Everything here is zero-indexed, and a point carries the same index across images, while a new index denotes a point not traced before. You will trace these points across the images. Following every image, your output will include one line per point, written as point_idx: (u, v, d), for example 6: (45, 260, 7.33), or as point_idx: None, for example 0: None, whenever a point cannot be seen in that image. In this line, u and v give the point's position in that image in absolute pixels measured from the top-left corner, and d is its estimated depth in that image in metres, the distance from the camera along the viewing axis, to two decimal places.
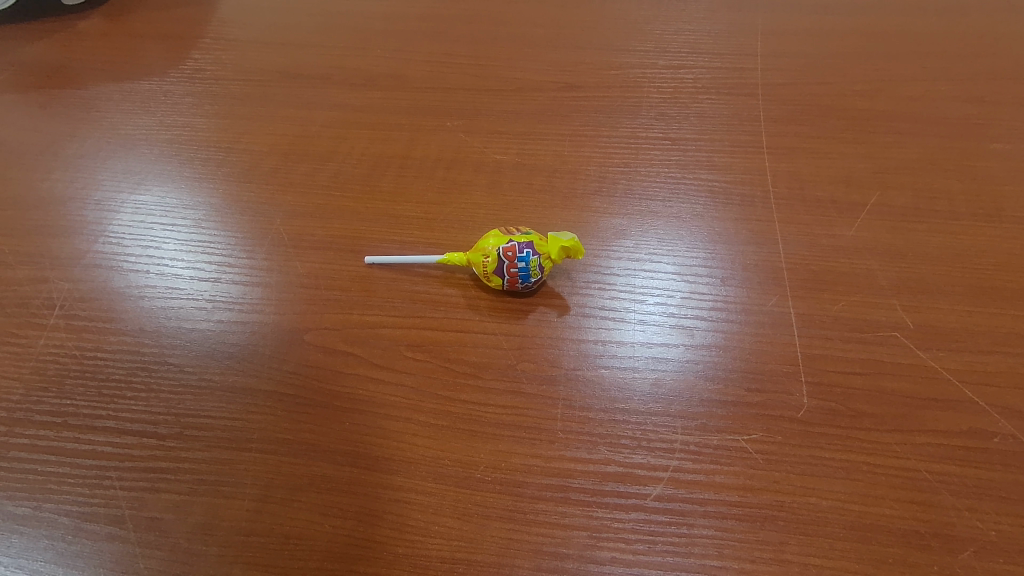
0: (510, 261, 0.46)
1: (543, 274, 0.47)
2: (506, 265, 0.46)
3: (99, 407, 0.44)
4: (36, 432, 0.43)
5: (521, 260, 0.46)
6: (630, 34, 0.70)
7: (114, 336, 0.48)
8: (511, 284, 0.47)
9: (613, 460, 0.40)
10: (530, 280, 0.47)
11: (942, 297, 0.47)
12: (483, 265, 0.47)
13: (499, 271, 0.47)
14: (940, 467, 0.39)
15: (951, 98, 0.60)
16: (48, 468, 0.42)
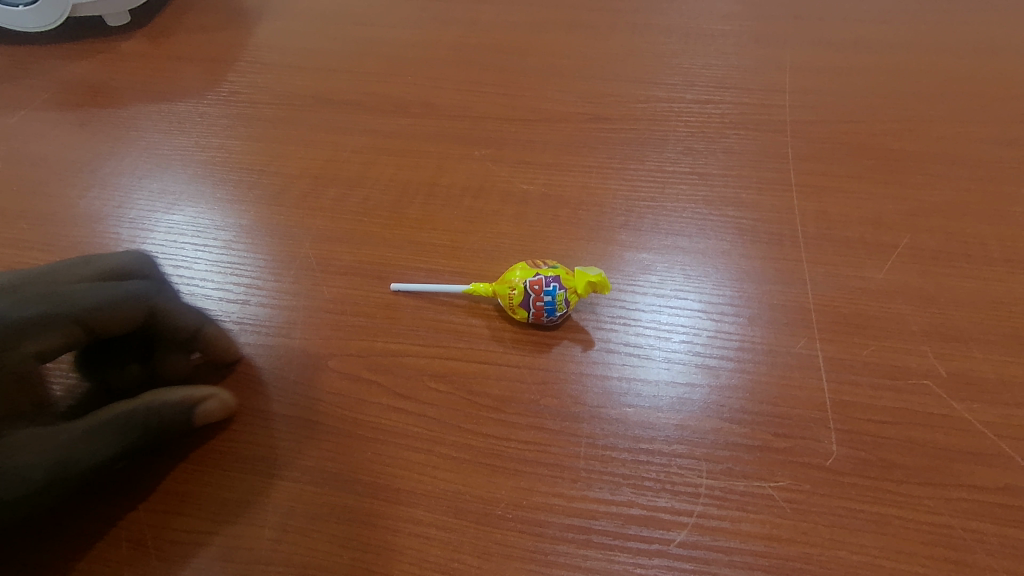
0: (536, 294, 0.46)
1: (568, 308, 0.47)
2: (532, 298, 0.46)
3: None
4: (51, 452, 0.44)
5: (547, 292, 0.46)
6: (657, 67, 0.70)
7: None
8: (535, 316, 0.47)
9: (635, 503, 0.40)
10: (555, 314, 0.47)
11: (976, 345, 0.46)
12: (508, 296, 0.47)
13: (525, 303, 0.47)
14: (976, 525, 0.38)
15: (984, 141, 0.59)
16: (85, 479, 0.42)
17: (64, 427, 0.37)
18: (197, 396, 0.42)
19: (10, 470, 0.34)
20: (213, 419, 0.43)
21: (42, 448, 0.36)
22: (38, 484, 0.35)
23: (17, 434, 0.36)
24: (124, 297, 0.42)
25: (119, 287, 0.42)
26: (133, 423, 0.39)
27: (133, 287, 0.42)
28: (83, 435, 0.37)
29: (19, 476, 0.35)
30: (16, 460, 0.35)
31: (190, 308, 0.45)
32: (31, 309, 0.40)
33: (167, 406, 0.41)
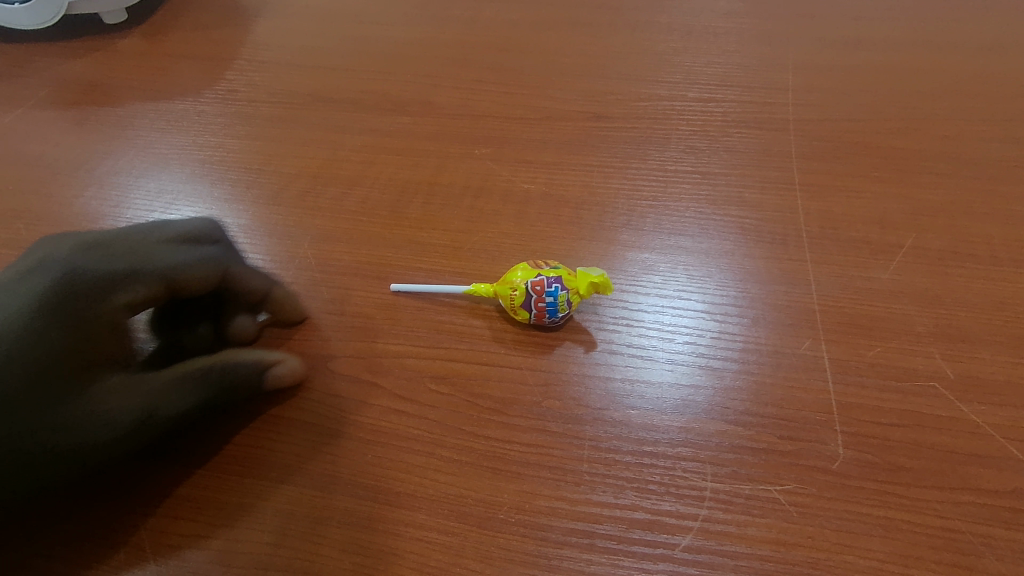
0: (538, 295, 0.46)
1: (571, 309, 0.46)
2: (534, 299, 0.46)
3: None
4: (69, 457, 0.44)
5: (549, 294, 0.46)
6: (658, 66, 0.70)
7: None
8: (537, 318, 0.46)
9: (639, 507, 0.39)
10: (557, 315, 0.46)
11: (983, 347, 0.45)
12: (510, 298, 0.47)
13: (526, 304, 0.46)
14: (984, 529, 0.37)
15: (989, 139, 0.59)
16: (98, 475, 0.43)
17: (150, 379, 0.39)
18: (270, 361, 0.44)
19: (103, 416, 0.37)
20: (282, 384, 0.44)
21: (133, 398, 0.38)
22: (127, 433, 0.37)
23: (111, 381, 0.38)
24: (204, 261, 0.43)
25: (199, 250, 0.43)
26: (211, 382, 0.40)
27: (212, 252, 0.44)
28: (168, 389, 0.39)
29: (111, 422, 0.37)
30: (108, 405, 0.37)
31: (261, 274, 0.47)
32: (117, 262, 0.41)
33: (242, 368, 0.42)
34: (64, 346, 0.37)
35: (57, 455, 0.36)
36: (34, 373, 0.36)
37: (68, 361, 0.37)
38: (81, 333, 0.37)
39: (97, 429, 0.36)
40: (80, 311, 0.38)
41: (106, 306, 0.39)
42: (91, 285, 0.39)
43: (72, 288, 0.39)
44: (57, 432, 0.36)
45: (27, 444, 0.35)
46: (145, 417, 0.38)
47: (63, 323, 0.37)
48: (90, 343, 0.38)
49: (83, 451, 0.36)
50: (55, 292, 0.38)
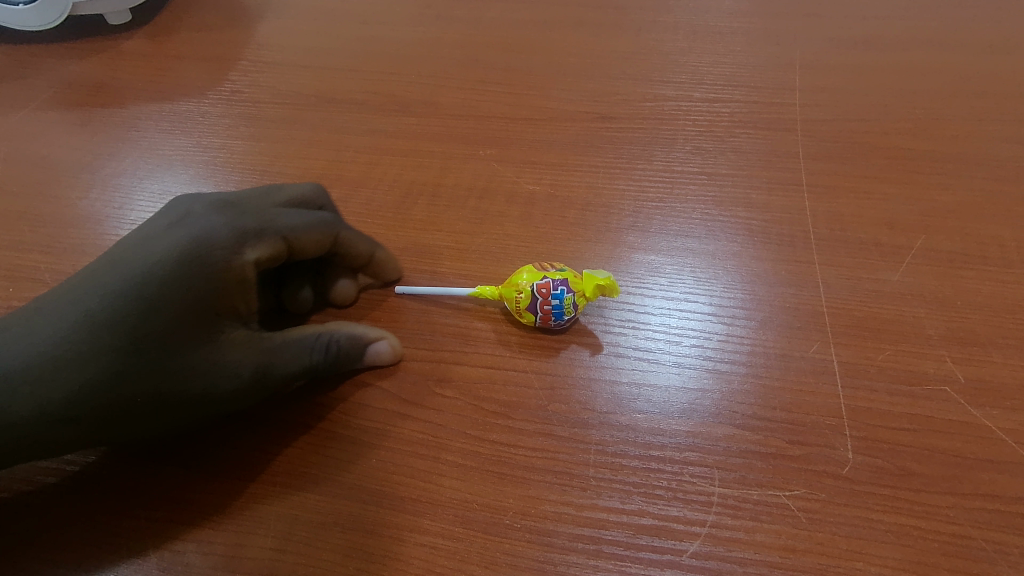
0: (544, 297, 0.45)
1: (576, 311, 0.46)
2: (540, 302, 0.45)
3: None
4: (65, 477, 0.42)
5: (555, 296, 0.45)
6: (664, 66, 0.69)
7: None
8: (543, 320, 0.46)
9: (647, 512, 0.39)
10: (563, 318, 0.46)
11: (995, 350, 0.44)
12: (516, 301, 0.46)
13: (532, 307, 0.46)
14: (997, 536, 0.37)
15: (999, 139, 0.58)
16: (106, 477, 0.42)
17: (272, 337, 0.41)
18: (372, 337, 0.45)
19: (227, 366, 0.38)
20: (380, 361, 0.45)
21: (257, 352, 0.39)
22: (250, 385, 0.39)
23: (239, 333, 0.39)
24: (320, 226, 0.45)
25: (315, 215, 0.45)
26: (320, 348, 0.42)
27: (326, 218, 0.45)
28: (287, 347, 0.41)
29: (236, 372, 0.38)
30: (228, 357, 0.38)
31: (367, 241, 0.48)
32: (248, 218, 0.42)
33: (347, 339, 0.43)
34: (202, 295, 0.38)
35: (186, 398, 0.38)
36: (175, 317, 0.37)
37: (205, 310, 0.38)
38: (216, 285, 0.38)
39: (223, 378, 0.38)
40: (218, 263, 0.39)
41: (240, 260, 0.40)
42: (227, 239, 0.40)
43: (208, 237, 0.39)
44: (190, 375, 0.37)
45: (163, 383, 0.37)
46: (266, 371, 0.40)
47: (203, 273, 0.38)
48: (225, 295, 0.39)
49: (209, 398, 0.38)
50: (195, 241, 0.39)
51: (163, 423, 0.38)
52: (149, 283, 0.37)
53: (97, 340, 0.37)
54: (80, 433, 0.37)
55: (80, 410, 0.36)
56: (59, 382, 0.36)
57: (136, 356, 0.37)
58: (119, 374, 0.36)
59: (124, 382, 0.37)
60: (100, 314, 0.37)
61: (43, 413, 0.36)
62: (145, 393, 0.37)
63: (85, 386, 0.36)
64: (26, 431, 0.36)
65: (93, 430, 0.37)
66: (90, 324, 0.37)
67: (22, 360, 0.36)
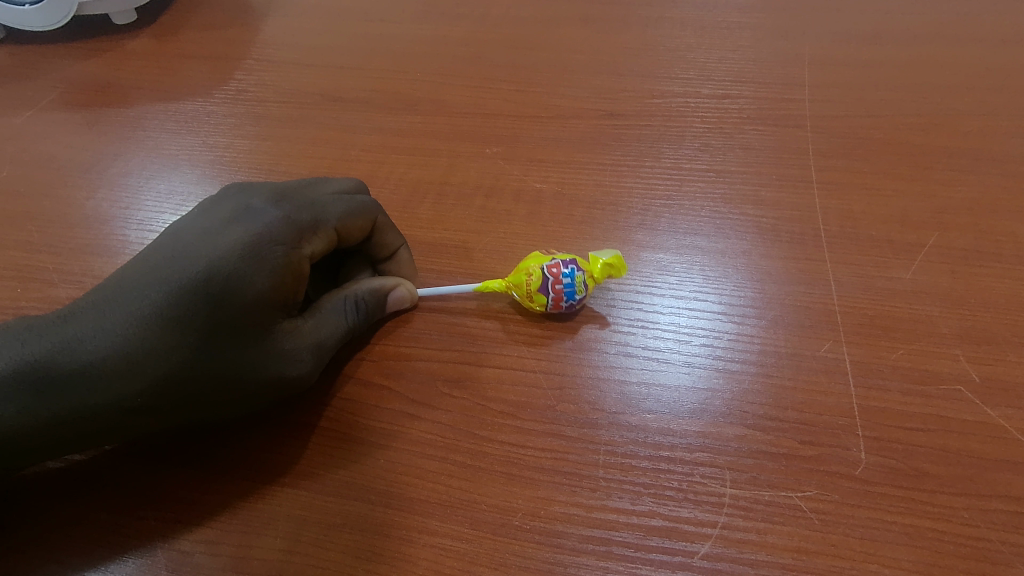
0: (555, 277, 0.45)
1: (587, 292, 0.46)
2: (551, 281, 0.45)
3: None
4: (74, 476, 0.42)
5: (566, 275, 0.45)
6: (672, 61, 0.68)
7: None
8: (555, 302, 0.46)
9: (657, 513, 0.38)
10: (574, 298, 0.46)
11: (1010, 349, 0.44)
12: (527, 284, 0.46)
13: (543, 288, 0.46)
14: (1014, 538, 0.36)
15: (1013, 135, 0.57)
16: (115, 476, 0.42)
17: (321, 320, 0.43)
18: (388, 287, 0.47)
19: (290, 355, 0.40)
20: (402, 304, 0.48)
21: (310, 336, 0.42)
22: (309, 369, 0.41)
23: (292, 322, 0.41)
24: (361, 212, 0.46)
25: (354, 198, 0.46)
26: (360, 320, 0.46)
27: (365, 202, 0.47)
28: (332, 323, 0.43)
29: (297, 359, 0.41)
30: (291, 346, 0.40)
31: (397, 231, 0.50)
32: (301, 211, 0.43)
33: (369, 295, 0.46)
34: (267, 289, 0.39)
35: (252, 387, 0.39)
36: (245, 312, 0.38)
37: (269, 304, 0.39)
38: (279, 280, 0.39)
39: (286, 365, 0.40)
40: (281, 257, 0.40)
41: (298, 254, 0.41)
42: (286, 233, 0.41)
43: (269, 230, 0.40)
44: (257, 365, 0.39)
45: (233, 375, 0.38)
46: (320, 354, 0.42)
47: (268, 268, 0.39)
48: (285, 287, 0.40)
49: (273, 385, 0.40)
50: (258, 236, 0.40)
51: (228, 409, 0.40)
52: (218, 278, 0.38)
53: (168, 335, 0.37)
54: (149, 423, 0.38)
55: (154, 401, 0.38)
56: (133, 376, 0.37)
57: (208, 349, 0.38)
58: (193, 367, 0.38)
59: (197, 374, 0.38)
60: (170, 309, 0.37)
61: (116, 405, 0.37)
62: (215, 384, 0.38)
63: (160, 379, 0.37)
64: (101, 420, 0.37)
65: (164, 417, 0.39)
66: (161, 320, 0.37)
67: (93, 353, 0.37)
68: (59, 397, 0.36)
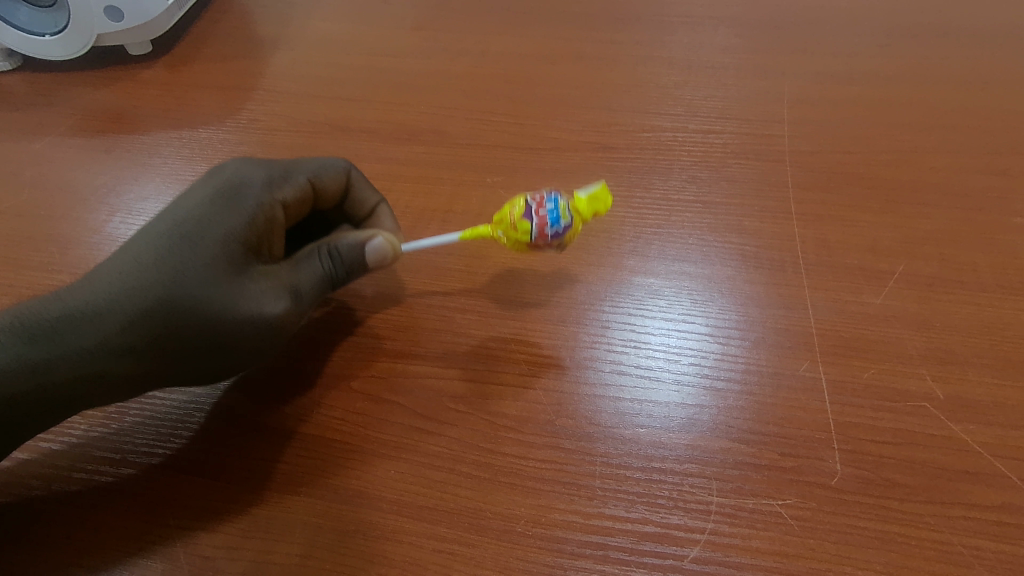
0: (538, 204, 0.49)
1: (572, 219, 0.49)
2: (534, 208, 0.49)
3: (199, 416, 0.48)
4: (98, 489, 0.45)
5: (549, 202, 0.49)
6: (661, 98, 0.73)
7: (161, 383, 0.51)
8: (540, 228, 0.48)
9: (650, 520, 0.41)
10: (558, 223, 0.48)
11: (971, 369, 0.48)
12: (512, 214, 0.49)
13: (527, 215, 0.49)
14: (974, 542, 0.40)
15: (973, 171, 0.62)
16: (138, 488, 0.45)
17: (301, 269, 0.48)
18: (363, 239, 0.50)
19: (264, 292, 0.45)
20: (382, 257, 0.51)
21: (285, 280, 0.47)
22: (284, 308, 0.46)
23: (269, 268, 0.47)
24: (327, 171, 0.55)
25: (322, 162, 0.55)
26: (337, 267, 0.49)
27: (331, 163, 0.55)
28: (306, 269, 0.48)
29: (273, 298, 0.45)
30: (263, 285, 0.45)
31: (373, 189, 0.57)
32: (273, 172, 0.51)
33: (342, 246, 0.50)
34: (238, 228, 0.46)
35: (226, 324, 0.43)
36: (218, 249, 0.45)
37: (241, 242, 0.46)
38: (248, 222, 0.47)
39: (262, 303, 0.45)
40: (251, 205, 0.48)
41: (269, 202, 0.49)
42: (258, 187, 0.49)
43: (240, 185, 0.49)
44: (231, 300, 0.44)
45: (206, 310, 0.43)
46: (296, 297, 0.47)
47: (238, 212, 0.47)
48: (257, 229, 0.47)
49: (250, 321, 0.44)
50: (230, 191, 0.48)
51: (204, 357, 0.44)
52: (195, 223, 0.45)
53: (148, 279, 0.43)
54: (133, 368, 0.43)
55: (133, 338, 0.43)
56: (114, 317, 0.43)
57: (182, 286, 0.43)
58: (168, 304, 0.43)
59: (172, 312, 0.43)
60: (151, 253, 0.44)
61: (102, 345, 0.43)
62: (190, 322, 0.43)
63: (138, 318, 0.43)
64: (88, 365, 0.43)
65: (144, 363, 0.43)
66: (143, 266, 0.44)
67: (84, 304, 0.43)
68: (52, 344, 0.43)
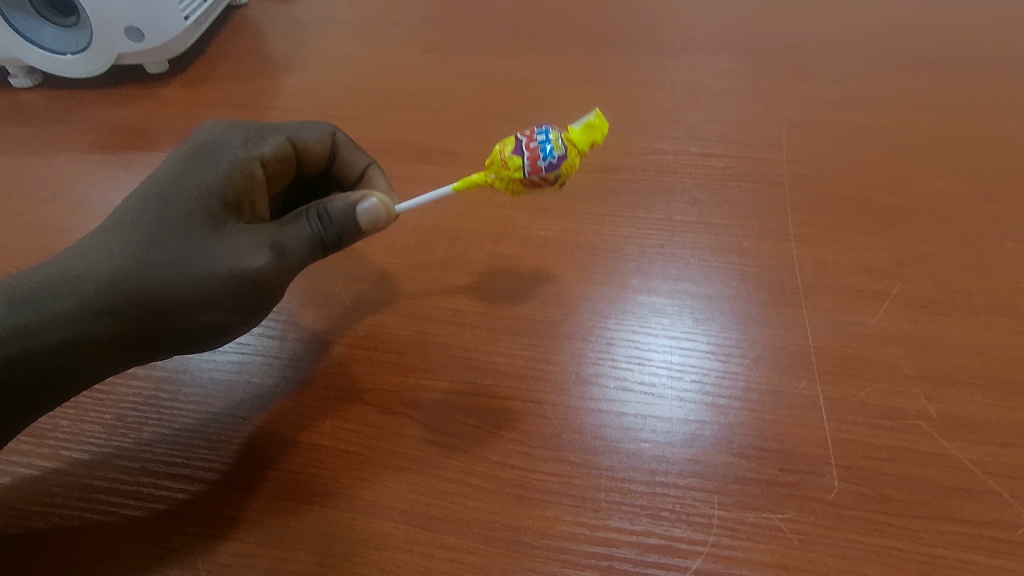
0: (529, 139, 0.52)
1: (564, 151, 0.51)
2: (525, 143, 0.51)
3: (214, 428, 0.50)
4: (118, 497, 0.46)
5: (540, 135, 0.52)
6: (663, 121, 0.76)
7: (180, 397, 0.52)
8: (531, 161, 0.51)
9: (653, 532, 0.43)
10: (550, 155, 0.51)
11: (963, 388, 0.49)
12: (504, 151, 0.52)
13: (518, 151, 0.51)
14: (967, 556, 0.41)
15: (966, 196, 0.64)
16: (156, 496, 0.46)
17: (288, 228, 0.49)
18: (352, 201, 0.51)
19: (244, 246, 0.47)
20: (373, 218, 0.51)
21: (269, 237, 0.49)
22: (266, 262, 0.48)
23: (253, 227, 0.49)
24: (306, 137, 0.60)
25: (300, 129, 0.60)
26: (323, 225, 0.50)
27: (311, 130, 0.60)
28: (291, 227, 0.49)
29: (254, 253, 0.47)
30: (243, 241, 0.48)
31: (361, 152, 0.63)
32: (251, 134, 0.56)
33: (329, 205, 0.50)
34: (217, 185, 0.49)
35: (208, 276, 0.46)
36: (198, 206, 0.48)
37: (220, 199, 0.49)
38: (228, 180, 0.50)
39: (244, 258, 0.47)
40: (229, 164, 0.51)
41: (247, 161, 0.53)
42: (236, 148, 0.53)
43: (218, 146, 0.53)
44: (213, 254, 0.46)
45: (188, 263, 0.46)
46: (280, 251, 0.48)
47: (217, 171, 0.50)
48: (236, 186, 0.51)
49: (232, 274, 0.46)
50: (208, 152, 0.52)
51: (187, 311, 0.46)
52: (174, 184, 0.49)
53: (129, 237, 0.46)
54: (116, 326, 0.46)
55: (114, 297, 0.45)
56: (96, 276, 0.45)
57: (161, 241, 0.46)
58: (148, 260, 0.46)
59: (152, 266, 0.46)
60: (132, 215, 0.47)
61: (83, 304, 0.45)
62: (172, 276, 0.46)
63: (118, 276, 0.45)
64: (73, 327, 0.45)
65: (127, 319, 0.46)
66: (125, 227, 0.47)
67: (68, 267, 0.46)
68: (33, 308, 0.45)
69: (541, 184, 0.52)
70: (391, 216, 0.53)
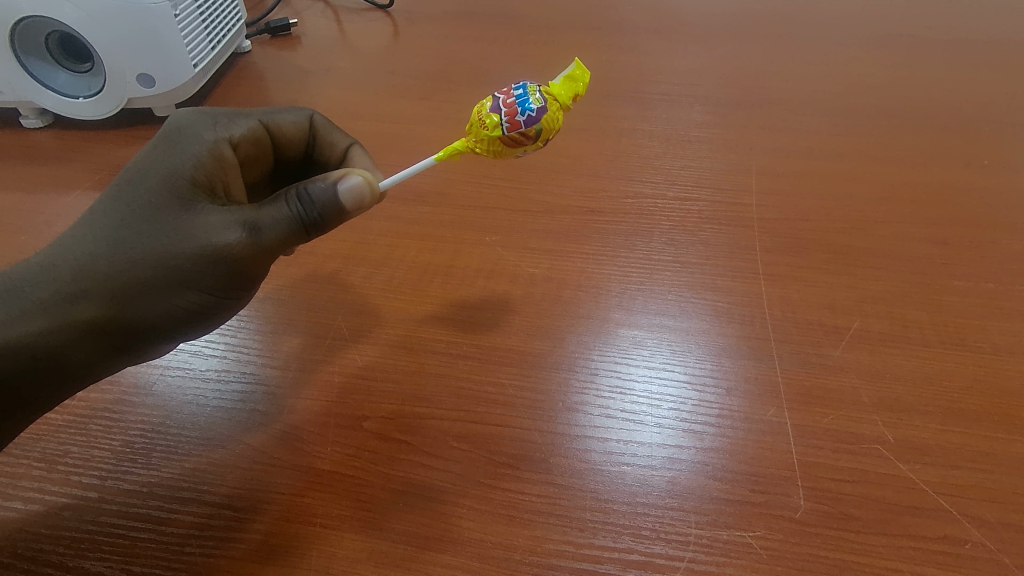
0: (507, 97, 0.56)
1: (540, 104, 0.56)
2: (503, 100, 0.56)
3: (219, 453, 0.53)
4: (126, 520, 0.49)
5: (518, 91, 0.56)
6: (643, 168, 0.82)
7: (186, 424, 0.55)
8: (510, 117, 0.55)
9: (635, 549, 0.46)
10: (526, 108, 0.55)
11: (917, 415, 0.54)
12: (485, 110, 0.57)
13: (497, 109, 0.56)
14: (919, 568, 0.45)
15: (918, 239, 0.70)
16: (163, 519, 0.49)
17: (264, 210, 0.51)
18: (327, 181, 0.53)
19: (214, 225, 0.50)
20: (352, 197, 0.54)
21: (243, 216, 0.51)
22: (238, 239, 0.50)
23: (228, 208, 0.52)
24: (279, 122, 0.63)
25: (273, 113, 0.63)
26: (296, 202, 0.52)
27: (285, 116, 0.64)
28: (267, 207, 0.52)
29: (225, 231, 0.50)
30: (215, 220, 0.50)
31: (341, 133, 0.66)
32: (222, 117, 0.58)
33: (305, 186, 0.53)
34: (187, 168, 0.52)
35: (181, 256, 0.49)
36: (170, 191, 0.51)
37: (192, 181, 0.52)
38: (199, 162, 0.53)
39: (216, 236, 0.50)
40: (200, 147, 0.54)
41: (217, 143, 0.55)
42: (206, 131, 0.56)
43: (188, 129, 0.55)
44: (186, 236, 0.49)
45: (161, 246, 0.49)
46: (252, 228, 0.50)
47: (187, 154, 0.53)
48: (207, 167, 0.53)
49: (203, 251, 0.49)
50: (179, 137, 0.55)
51: (162, 291, 0.50)
52: (147, 171, 0.52)
53: (104, 229, 0.51)
54: (90, 311, 0.50)
55: (89, 283, 0.49)
56: (73, 267, 0.50)
57: (132, 227, 0.50)
58: (120, 248, 0.50)
59: (124, 253, 0.50)
60: (107, 205, 0.51)
61: (60, 292, 0.49)
62: (147, 260, 0.49)
63: (92, 266, 0.50)
64: (51, 315, 0.49)
65: (102, 303, 0.50)
66: (102, 219, 0.51)
67: (50, 261, 0.51)
68: (15, 300, 0.49)
69: (522, 141, 0.56)
70: (368, 194, 0.55)
